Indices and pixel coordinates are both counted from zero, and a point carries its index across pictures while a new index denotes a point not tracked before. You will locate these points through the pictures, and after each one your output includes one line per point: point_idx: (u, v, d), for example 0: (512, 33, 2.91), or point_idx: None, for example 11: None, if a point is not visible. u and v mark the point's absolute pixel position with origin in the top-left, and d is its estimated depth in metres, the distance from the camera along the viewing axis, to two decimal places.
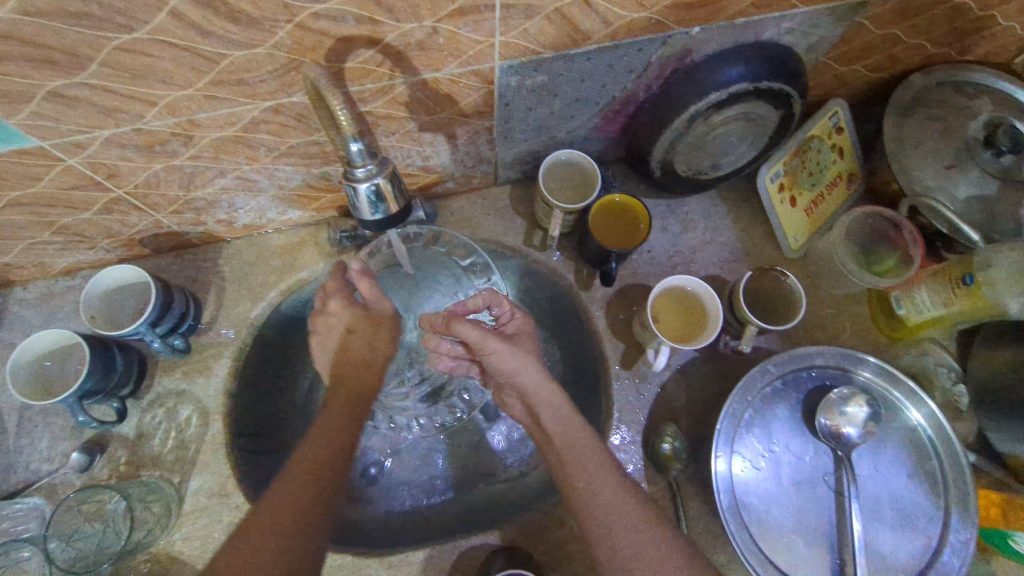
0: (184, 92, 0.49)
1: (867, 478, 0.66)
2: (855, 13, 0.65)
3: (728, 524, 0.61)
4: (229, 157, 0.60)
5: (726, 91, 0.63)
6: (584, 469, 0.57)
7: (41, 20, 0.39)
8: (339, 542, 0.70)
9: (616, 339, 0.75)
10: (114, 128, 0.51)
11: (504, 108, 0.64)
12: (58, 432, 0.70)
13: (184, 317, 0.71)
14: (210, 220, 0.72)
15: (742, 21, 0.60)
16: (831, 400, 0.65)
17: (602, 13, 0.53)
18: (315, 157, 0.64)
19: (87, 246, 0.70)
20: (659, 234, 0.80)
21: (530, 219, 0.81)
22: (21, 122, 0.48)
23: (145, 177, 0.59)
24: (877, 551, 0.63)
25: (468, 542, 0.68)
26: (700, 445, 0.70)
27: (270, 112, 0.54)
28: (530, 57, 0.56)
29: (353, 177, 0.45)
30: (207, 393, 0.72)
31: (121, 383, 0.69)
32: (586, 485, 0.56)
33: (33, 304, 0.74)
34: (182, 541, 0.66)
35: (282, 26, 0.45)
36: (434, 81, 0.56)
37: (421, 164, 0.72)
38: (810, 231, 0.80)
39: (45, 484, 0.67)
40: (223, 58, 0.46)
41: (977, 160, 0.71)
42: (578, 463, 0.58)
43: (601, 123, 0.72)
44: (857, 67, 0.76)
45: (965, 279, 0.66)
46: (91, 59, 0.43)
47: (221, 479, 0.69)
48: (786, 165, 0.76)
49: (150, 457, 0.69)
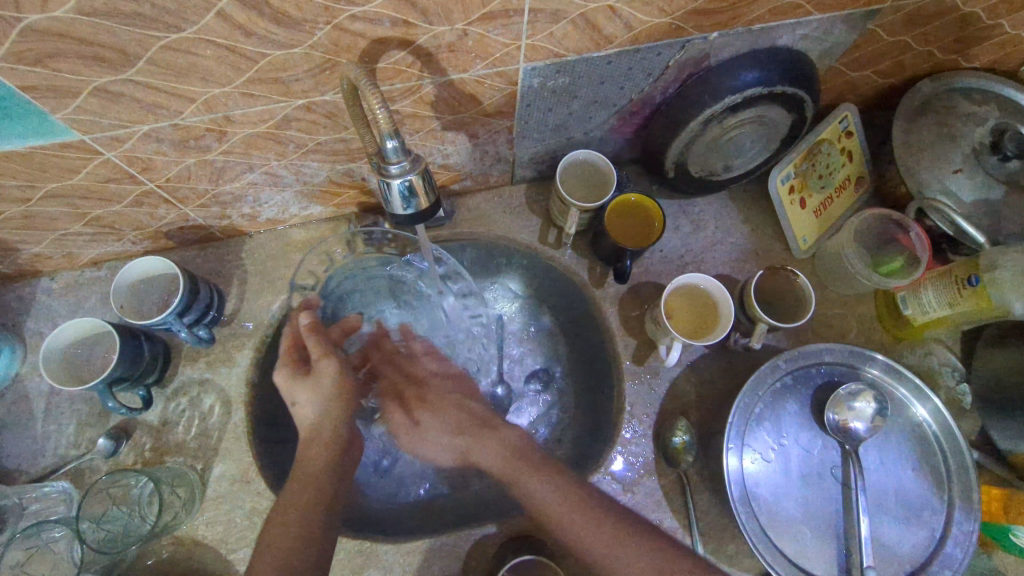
0: (222, 89, 0.51)
1: (873, 471, 0.68)
2: (868, 20, 0.67)
3: (738, 514, 0.63)
4: (260, 152, 0.62)
5: (742, 94, 0.65)
6: (542, 499, 0.58)
7: (96, 20, 0.41)
8: (358, 529, 0.71)
9: (628, 336, 0.77)
10: (153, 123, 0.53)
11: (526, 108, 0.66)
12: (85, 419, 0.72)
13: (208, 308, 0.73)
14: (235, 214, 0.74)
15: (759, 27, 0.62)
16: (839, 395, 0.67)
17: (626, 18, 0.55)
18: (341, 155, 0.66)
19: (115, 237, 0.72)
20: (671, 233, 0.82)
21: (545, 218, 0.83)
22: (66, 117, 0.49)
23: (178, 170, 0.61)
24: (880, 542, 0.65)
25: (482, 531, 0.70)
26: (711, 439, 0.72)
27: (302, 110, 0.56)
28: (553, 60, 0.58)
29: (387, 173, 0.47)
30: (229, 382, 0.74)
31: (147, 371, 0.71)
32: (560, 513, 0.57)
33: (61, 294, 0.76)
34: (205, 526, 0.68)
35: (321, 27, 0.46)
36: (461, 82, 0.58)
37: (441, 162, 0.74)
38: (818, 232, 0.82)
39: (73, 468, 0.69)
40: (263, 57, 0.48)
41: (984, 165, 0.74)
42: (534, 484, 0.59)
43: (617, 124, 0.74)
44: (868, 74, 0.78)
45: (971, 280, 0.68)
46: (139, 57, 0.45)
47: (243, 466, 0.71)
48: (796, 167, 0.78)
49: (174, 444, 0.71)
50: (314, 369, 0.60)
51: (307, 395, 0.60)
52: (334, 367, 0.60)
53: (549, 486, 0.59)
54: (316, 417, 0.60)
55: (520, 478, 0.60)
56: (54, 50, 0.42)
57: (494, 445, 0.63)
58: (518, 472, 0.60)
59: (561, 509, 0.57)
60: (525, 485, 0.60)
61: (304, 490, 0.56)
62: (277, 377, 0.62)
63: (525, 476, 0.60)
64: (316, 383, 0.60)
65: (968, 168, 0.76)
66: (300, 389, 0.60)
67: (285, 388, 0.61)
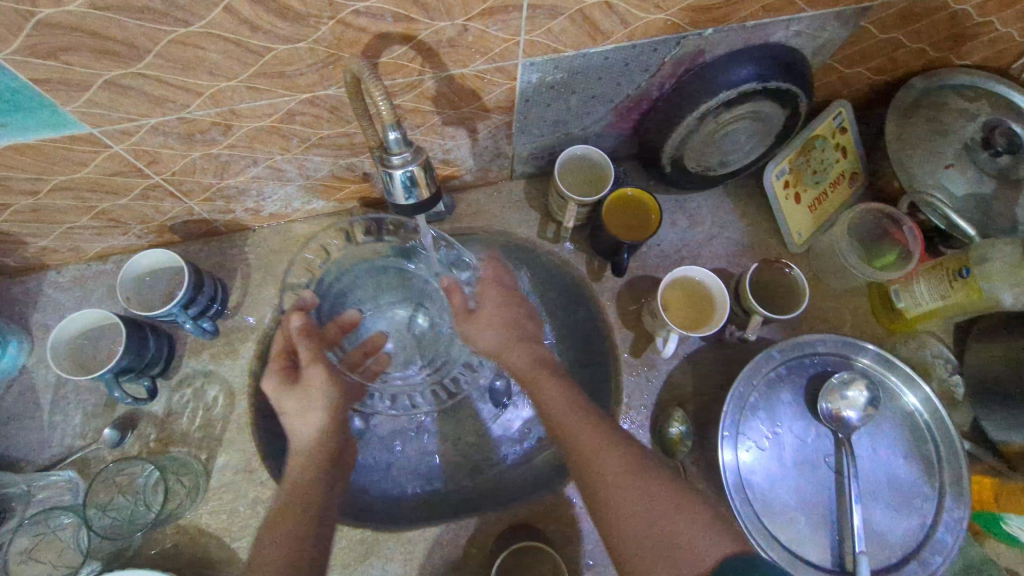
0: (229, 83, 0.52)
1: (865, 459, 0.69)
2: (860, 17, 0.68)
3: (733, 500, 0.64)
4: (264, 147, 0.63)
5: (737, 90, 0.66)
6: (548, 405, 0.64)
7: (108, 14, 0.42)
8: (360, 518, 0.72)
9: (625, 328, 0.78)
10: (160, 116, 0.54)
11: (525, 104, 0.67)
12: (91, 409, 0.73)
13: (213, 301, 0.75)
14: (239, 208, 0.75)
15: (753, 23, 0.63)
16: (832, 384, 0.69)
17: (622, 14, 0.56)
18: (343, 149, 0.67)
19: (121, 231, 0.73)
20: (668, 227, 0.83)
21: (545, 213, 0.85)
22: (76, 110, 0.51)
23: (184, 164, 0.63)
24: (872, 528, 0.66)
25: (481, 520, 0.71)
26: (707, 429, 0.73)
27: (306, 105, 0.58)
28: (551, 56, 0.60)
29: (390, 164, 0.48)
30: (232, 374, 0.76)
31: (153, 363, 0.72)
32: (568, 427, 0.62)
33: (67, 287, 0.77)
34: (209, 514, 0.69)
35: (325, 22, 0.48)
36: (461, 77, 0.59)
37: (442, 157, 0.75)
38: (813, 227, 0.83)
39: (79, 458, 0.70)
40: (268, 52, 0.49)
41: (976, 161, 0.74)
42: (549, 388, 0.65)
43: (614, 119, 0.75)
44: (861, 70, 0.79)
45: (962, 272, 0.69)
46: (148, 51, 0.46)
47: (247, 456, 0.72)
48: (791, 162, 0.80)
49: (178, 434, 0.72)
50: (303, 378, 0.63)
51: (293, 401, 0.63)
52: (324, 376, 0.64)
53: (565, 396, 0.64)
54: (309, 432, 0.63)
55: (533, 380, 0.66)
56: (66, 44, 0.43)
57: (515, 353, 0.69)
58: (533, 383, 0.66)
59: (569, 421, 0.62)
60: (541, 391, 0.65)
61: (299, 489, 0.59)
62: (265, 384, 0.64)
63: (544, 375, 0.66)
64: (305, 394, 0.63)
65: (959, 163, 0.77)
66: (288, 392, 0.63)
67: (274, 395, 0.63)
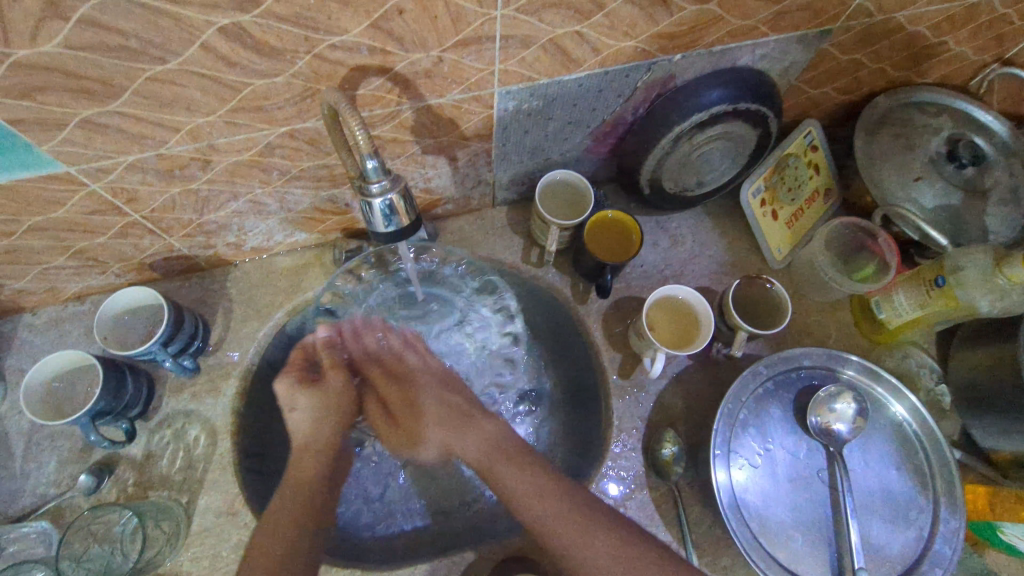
0: (207, 119, 0.52)
1: (858, 472, 0.69)
2: (821, 40, 0.71)
3: (729, 521, 0.63)
4: (244, 180, 0.63)
5: (708, 112, 0.68)
6: (550, 522, 0.57)
7: (84, 53, 0.42)
8: (346, 558, 0.70)
9: (613, 350, 0.78)
10: (138, 153, 0.54)
11: (502, 132, 0.68)
12: (66, 456, 0.70)
13: (193, 337, 0.73)
14: (220, 242, 0.74)
15: (719, 48, 0.65)
16: (819, 397, 0.69)
17: (593, 42, 0.58)
18: (324, 181, 0.68)
19: (99, 270, 0.72)
20: (650, 248, 0.84)
21: (528, 238, 0.85)
22: (53, 149, 0.51)
23: (162, 201, 0.62)
24: (870, 543, 0.65)
25: (473, 554, 0.68)
26: (698, 450, 0.72)
27: (285, 138, 0.58)
28: (526, 84, 0.61)
29: (369, 193, 0.48)
30: (215, 412, 0.74)
31: (130, 405, 0.70)
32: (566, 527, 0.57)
33: (42, 330, 0.76)
34: (189, 561, 0.66)
35: (302, 57, 0.48)
36: (439, 107, 0.60)
37: (423, 186, 0.76)
38: (791, 243, 0.84)
39: (52, 507, 0.68)
40: (246, 87, 0.50)
41: (942, 173, 0.77)
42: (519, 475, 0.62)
43: (592, 144, 0.76)
44: (827, 90, 0.82)
45: (938, 281, 0.70)
46: (125, 89, 0.47)
47: (229, 498, 0.70)
48: (766, 181, 0.81)
49: (158, 478, 0.70)
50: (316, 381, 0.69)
51: (307, 401, 0.67)
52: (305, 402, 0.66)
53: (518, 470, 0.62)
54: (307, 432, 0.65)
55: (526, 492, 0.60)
56: (40, 84, 0.44)
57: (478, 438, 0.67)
58: (530, 502, 0.59)
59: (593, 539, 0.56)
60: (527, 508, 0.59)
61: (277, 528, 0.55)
62: (280, 386, 0.68)
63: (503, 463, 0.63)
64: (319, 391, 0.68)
65: (927, 176, 0.78)
66: (301, 397, 0.67)
67: (286, 395, 0.68)
